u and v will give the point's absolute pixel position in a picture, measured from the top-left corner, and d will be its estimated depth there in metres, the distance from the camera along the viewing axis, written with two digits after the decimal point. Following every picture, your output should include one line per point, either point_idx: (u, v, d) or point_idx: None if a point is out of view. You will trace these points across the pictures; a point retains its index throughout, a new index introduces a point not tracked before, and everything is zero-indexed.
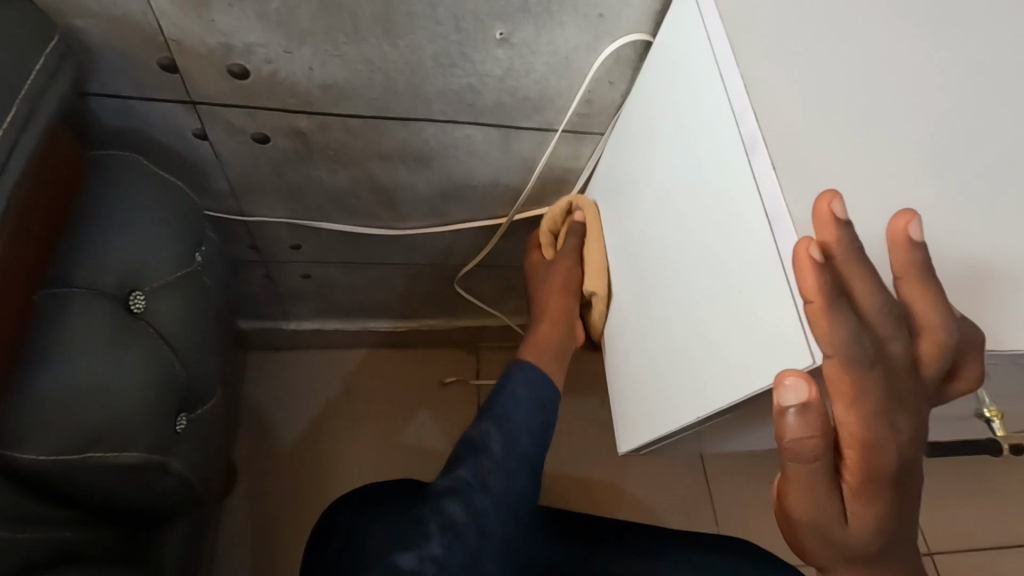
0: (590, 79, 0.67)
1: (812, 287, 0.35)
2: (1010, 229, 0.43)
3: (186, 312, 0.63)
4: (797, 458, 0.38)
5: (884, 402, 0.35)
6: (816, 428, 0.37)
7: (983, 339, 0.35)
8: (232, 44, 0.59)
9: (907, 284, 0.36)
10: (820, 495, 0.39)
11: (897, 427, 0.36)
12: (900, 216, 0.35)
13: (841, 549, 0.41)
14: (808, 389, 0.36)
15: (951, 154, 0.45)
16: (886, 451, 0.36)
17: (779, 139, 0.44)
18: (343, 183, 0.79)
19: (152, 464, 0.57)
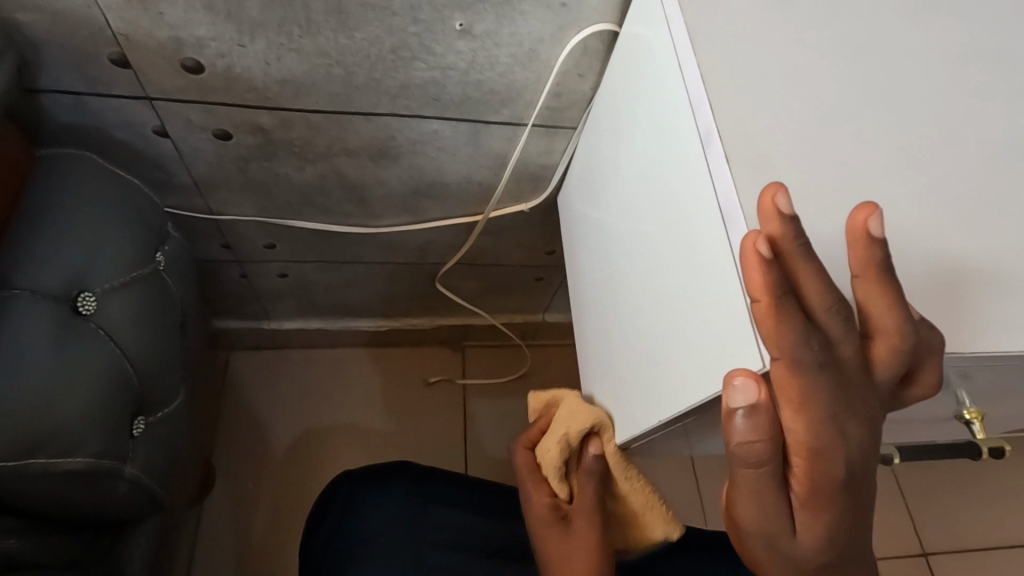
0: (557, 71, 0.65)
1: (758, 286, 0.33)
2: (978, 225, 0.42)
3: (141, 313, 0.61)
4: (745, 463, 0.36)
5: (834, 406, 0.34)
6: (769, 432, 0.35)
7: (942, 341, 0.33)
8: (182, 38, 0.57)
9: (864, 283, 0.33)
10: (768, 503, 0.37)
11: (846, 433, 0.34)
12: (860, 210, 0.32)
13: (790, 560, 0.39)
14: (758, 390, 0.35)
15: (912, 147, 0.43)
16: (833, 457, 0.35)
17: (735, 132, 0.42)
18: (311, 181, 0.78)
19: (101, 470, 0.56)
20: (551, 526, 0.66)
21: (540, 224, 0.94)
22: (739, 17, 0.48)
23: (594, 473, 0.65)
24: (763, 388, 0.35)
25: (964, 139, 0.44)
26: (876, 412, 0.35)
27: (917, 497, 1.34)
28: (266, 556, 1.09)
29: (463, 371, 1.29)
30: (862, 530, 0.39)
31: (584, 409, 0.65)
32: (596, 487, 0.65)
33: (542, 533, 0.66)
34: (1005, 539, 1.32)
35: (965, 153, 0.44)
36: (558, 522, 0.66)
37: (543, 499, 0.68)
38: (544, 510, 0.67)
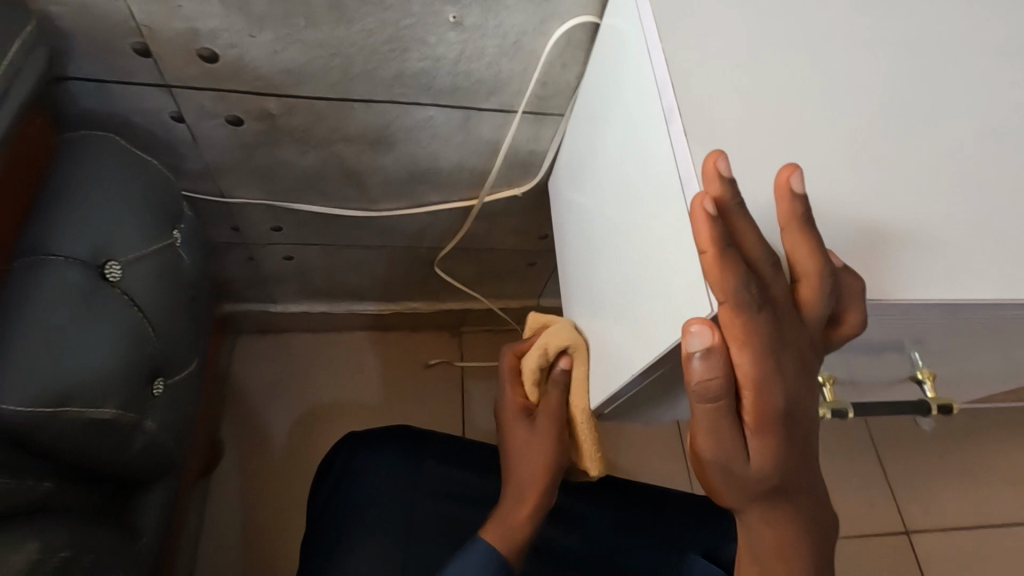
0: (543, 61, 0.70)
1: (705, 238, 0.38)
2: (905, 194, 0.47)
3: (160, 283, 0.67)
4: (703, 400, 0.41)
5: (772, 341, 0.39)
6: (723, 370, 0.39)
7: (856, 282, 0.40)
8: (197, 29, 0.62)
9: (790, 233, 0.40)
10: (724, 434, 0.41)
11: (782, 364, 0.40)
12: (784, 170, 0.39)
13: (745, 488, 0.43)
14: (712, 334, 0.39)
15: (850, 128, 0.49)
16: (774, 386, 0.40)
17: (694, 111, 0.48)
18: (315, 166, 0.83)
19: (124, 421, 0.62)
20: (515, 430, 0.72)
21: (532, 210, 0.99)
22: (702, 11, 0.53)
23: (561, 386, 0.71)
24: (717, 333, 0.39)
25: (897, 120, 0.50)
26: (806, 346, 0.41)
27: (900, 478, 1.39)
28: (271, 529, 1.15)
29: (461, 354, 1.34)
30: (806, 459, 0.44)
31: (562, 330, 0.70)
32: (559, 400, 0.71)
33: (510, 428, 0.73)
34: (986, 519, 1.37)
35: (901, 134, 0.49)
36: (523, 421, 0.72)
37: (516, 398, 0.75)
38: (513, 411, 0.74)
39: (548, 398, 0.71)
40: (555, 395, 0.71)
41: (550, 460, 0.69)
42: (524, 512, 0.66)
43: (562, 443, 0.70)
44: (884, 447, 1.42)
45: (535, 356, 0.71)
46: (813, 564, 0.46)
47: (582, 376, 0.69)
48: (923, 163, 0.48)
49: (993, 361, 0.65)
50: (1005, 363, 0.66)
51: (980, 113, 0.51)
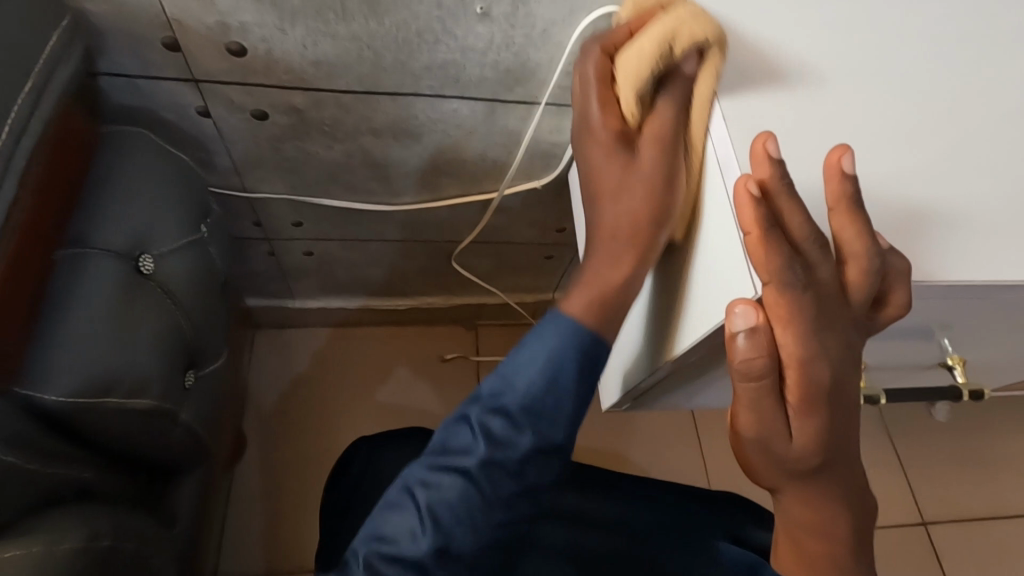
0: (569, 52, 0.70)
1: (749, 220, 0.39)
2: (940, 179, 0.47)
3: (191, 277, 0.67)
4: (745, 377, 0.42)
5: (816, 321, 0.40)
6: (767, 349, 0.40)
7: (904, 265, 0.40)
8: (228, 23, 0.63)
9: (838, 215, 0.40)
10: (766, 410, 0.43)
11: (825, 344, 0.41)
12: (836, 151, 0.39)
13: (784, 464, 0.44)
14: (756, 314, 0.40)
15: (884, 113, 0.49)
16: (818, 364, 0.41)
17: (730, 97, 0.48)
18: (339, 159, 0.83)
19: (162, 412, 0.62)
20: (609, 158, 0.54)
21: (551, 203, 1.00)
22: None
23: (673, 106, 0.53)
24: (761, 312, 0.40)
25: (932, 106, 0.50)
26: (849, 326, 0.42)
27: (914, 468, 1.42)
28: (293, 522, 1.15)
29: (477, 349, 1.34)
30: (846, 438, 0.45)
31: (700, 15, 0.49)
32: (672, 124, 0.52)
33: (596, 158, 0.55)
34: (999, 508, 1.39)
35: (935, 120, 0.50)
36: (622, 149, 0.54)
37: (608, 119, 0.54)
38: (605, 139, 0.54)
39: (655, 115, 0.53)
40: (663, 115, 0.52)
41: (653, 215, 0.52)
42: (613, 286, 0.54)
43: (671, 183, 0.52)
44: (898, 437, 1.44)
45: (649, 54, 0.49)
46: (852, 543, 0.47)
47: (709, 84, 0.50)
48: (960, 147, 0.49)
49: (1017, 348, 0.66)
50: None
51: (1016, 96, 0.51)
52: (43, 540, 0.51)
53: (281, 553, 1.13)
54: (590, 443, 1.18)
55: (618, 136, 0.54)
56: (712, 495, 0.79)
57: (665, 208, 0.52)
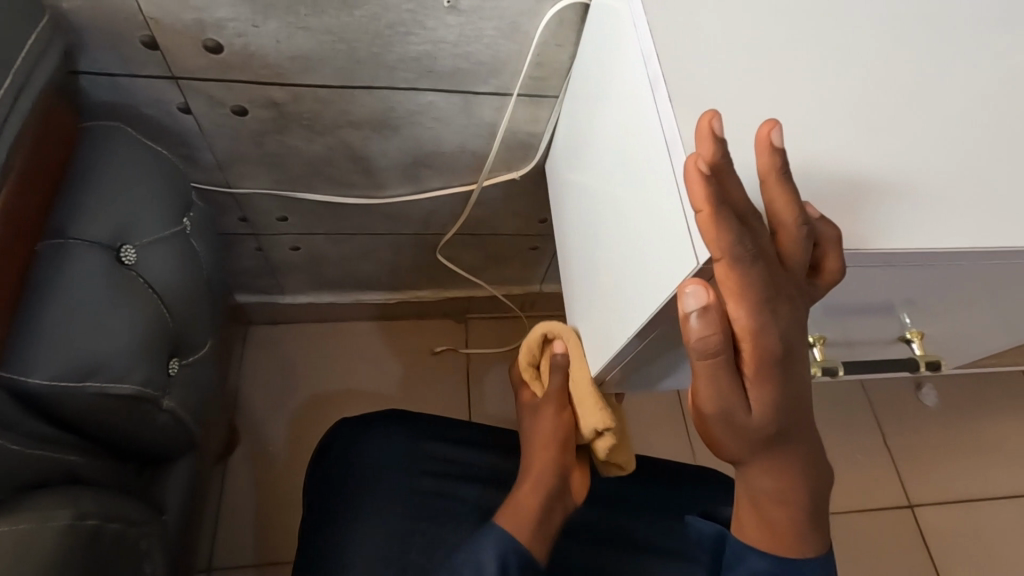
0: (537, 42, 0.71)
1: (699, 200, 0.40)
2: (868, 159, 0.51)
3: (173, 268, 0.69)
4: (703, 354, 0.44)
5: (763, 294, 0.42)
6: (720, 326, 0.42)
7: (835, 231, 0.43)
8: (204, 20, 0.65)
9: (773, 186, 0.42)
10: (723, 384, 0.45)
11: (775, 313, 0.43)
12: (766, 125, 0.41)
13: (744, 434, 0.46)
14: (707, 293, 0.42)
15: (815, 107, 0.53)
16: (769, 335, 0.43)
17: (677, 85, 0.51)
18: (321, 153, 0.85)
19: (147, 398, 0.64)
20: (529, 418, 0.77)
21: (531, 193, 1.02)
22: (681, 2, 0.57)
23: (562, 370, 0.75)
24: (710, 291, 0.42)
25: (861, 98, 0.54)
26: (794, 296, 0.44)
27: (903, 453, 1.43)
28: (286, 513, 1.17)
29: (466, 341, 1.36)
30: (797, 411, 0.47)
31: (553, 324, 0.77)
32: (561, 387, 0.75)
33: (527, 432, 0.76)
34: (988, 491, 1.41)
35: (866, 102, 0.54)
36: (534, 407, 0.77)
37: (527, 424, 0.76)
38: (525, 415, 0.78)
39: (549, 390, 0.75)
40: (553, 399, 0.74)
41: (551, 433, 0.72)
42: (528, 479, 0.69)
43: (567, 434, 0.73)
44: (886, 422, 1.46)
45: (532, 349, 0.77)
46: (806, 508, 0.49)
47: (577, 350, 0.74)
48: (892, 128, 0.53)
49: (980, 323, 0.68)
50: (993, 325, 0.69)
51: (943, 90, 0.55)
52: (31, 518, 0.53)
53: (274, 544, 1.15)
54: None
55: (532, 405, 0.78)
56: (689, 474, 0.81)
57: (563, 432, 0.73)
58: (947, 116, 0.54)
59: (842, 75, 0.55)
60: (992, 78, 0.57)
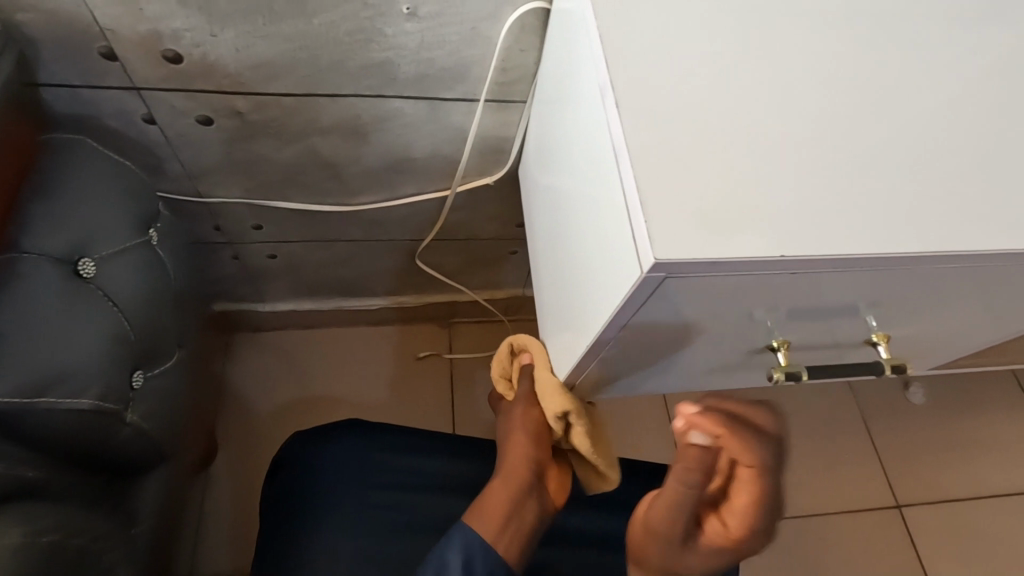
0: (499, 47, 0.71)
1: (727, 408, 0.58)
2: (828, 159, 0.50)
3: (135, 278, 0.69)
4: (683, 482, 0.59)
5: (750, 479, 0.59)
6: (702, 474, 0.59)
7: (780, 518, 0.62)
8: (160, 31, 0.64)
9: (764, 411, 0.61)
10: (677, 517, 0.61)
11: (747, 496, 0.60)
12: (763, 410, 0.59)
13: (666, 554, 0.63)
14: (710, 439, 0.58)
15: (776, 105, 0.51)
16: (739, 509, 0.61)
17: (627, 90, 0.50)
18: (290, 161, 0.85)
19: (106, 411, 0.64)
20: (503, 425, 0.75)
21: (507, 198, 1.01)
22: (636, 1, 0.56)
23: (529, 377, 0.75)
24: (714, 441, 0.58)
25: (819, 96, 0.52)
26: (778, 470, 0.60)
27: (891, 452, 1.43)
28: None
29: (450, 346, 1.36)
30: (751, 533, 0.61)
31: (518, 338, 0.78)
32: (529, 390, 0.74)
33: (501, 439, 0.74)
34: (977, 490, 1.40)
35: (824, 102, 0.52)
36: (506, 414, 0.75)
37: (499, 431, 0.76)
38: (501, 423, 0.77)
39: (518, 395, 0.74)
40: (520, 404, 0.73)
41: (520, 438, 0.71)
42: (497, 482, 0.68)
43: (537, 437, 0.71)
44: (875, 421, 1.45)
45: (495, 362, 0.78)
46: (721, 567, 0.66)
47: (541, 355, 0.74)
48: (852, 129, 0.51)
49: (949, 324, 0.67)
50: (964, 326, 0.68)
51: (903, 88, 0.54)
52: None
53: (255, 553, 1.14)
54: None
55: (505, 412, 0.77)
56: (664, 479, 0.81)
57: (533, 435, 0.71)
58: (908, 115, 0.53)
59: (801, 74, 0.53)
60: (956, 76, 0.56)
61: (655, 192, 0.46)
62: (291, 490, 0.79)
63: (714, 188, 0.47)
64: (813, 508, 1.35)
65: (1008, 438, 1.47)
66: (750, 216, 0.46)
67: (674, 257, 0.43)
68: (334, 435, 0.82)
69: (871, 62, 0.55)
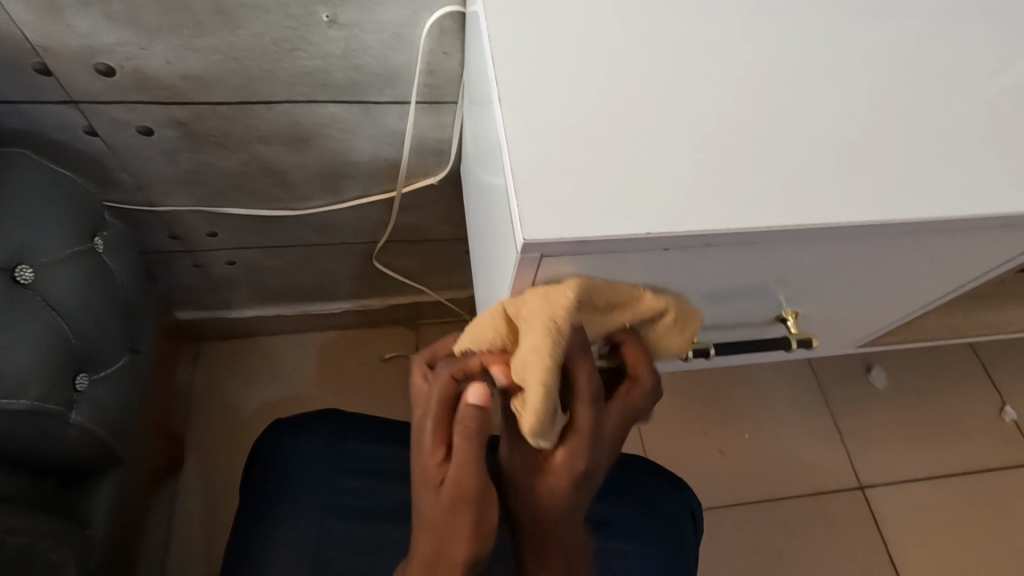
0: (421, 51, 0.74)
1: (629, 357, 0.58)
2: (706, 146, 0.53)
3: (79, 284, 0.72)
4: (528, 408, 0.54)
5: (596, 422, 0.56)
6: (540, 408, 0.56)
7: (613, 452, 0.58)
8: (91, 45, 0.67)
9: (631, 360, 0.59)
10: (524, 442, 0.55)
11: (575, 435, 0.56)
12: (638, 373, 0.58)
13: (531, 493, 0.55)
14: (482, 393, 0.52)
15: (658, 96, 0.54)
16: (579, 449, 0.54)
17: (515, 86, 0.53)
18: (235, 169, 0.88)
19: (45, 412, 0.66)
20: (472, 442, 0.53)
21: (455, 199, 1.03)
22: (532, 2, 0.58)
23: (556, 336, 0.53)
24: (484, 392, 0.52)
25: (702, 87, 0.55)
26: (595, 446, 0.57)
27: (854, 436, 1.45)
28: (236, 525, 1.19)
29: (417, 347, 1.38)
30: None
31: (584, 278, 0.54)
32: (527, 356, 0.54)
33: (423, 461, 0.53)
34: (938, 470, 1.43)
35: (707, 93, 0.55)
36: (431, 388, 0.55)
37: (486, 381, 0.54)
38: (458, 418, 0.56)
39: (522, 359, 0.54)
40: (466, 444, 0.51)
41: (464, 492, 0.51)
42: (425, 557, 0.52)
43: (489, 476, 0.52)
44: (837, 406, 1.48)
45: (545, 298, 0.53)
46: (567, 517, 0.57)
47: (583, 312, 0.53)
48: (730, 122, 0.54)
49: (858, 301, 0.70)
50: (876, 303, 0.71)
51: (783, 79, 0.57)
52: None
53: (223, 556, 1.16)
54: None
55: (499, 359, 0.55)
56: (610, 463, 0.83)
57: (485, 486, 0.51)
58: (787, 104, 0.56)
59: (686, 67, 0.56)
60: (838, 67, 0.59)
61: (531, 178, 0.49)
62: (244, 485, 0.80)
63: (593, 173, 0.50)
64: (776, 493, 1.37)
65: (970, 422, 1.49)
66: (624, 200, 0.49)
67: (547, 237, 0.46)
68: (304, 427, 0.82)
69: (757, 56, 0.58)
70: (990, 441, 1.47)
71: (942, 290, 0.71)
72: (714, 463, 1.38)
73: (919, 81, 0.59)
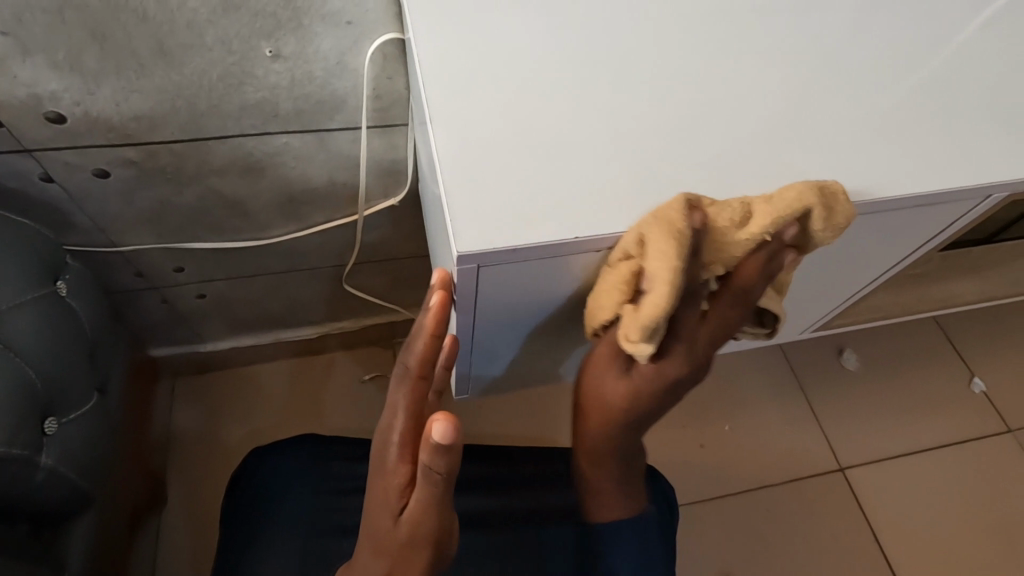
0: (366, 77, 0.77)
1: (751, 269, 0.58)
2: (626, 150, 0.56)
3: (43, 328, 0.73)
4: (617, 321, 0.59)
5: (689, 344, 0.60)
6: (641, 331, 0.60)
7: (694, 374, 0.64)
8: (38, 94, 0.69)
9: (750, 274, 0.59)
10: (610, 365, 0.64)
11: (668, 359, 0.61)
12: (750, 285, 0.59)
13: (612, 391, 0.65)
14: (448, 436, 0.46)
15: (580, 108, 0.57)
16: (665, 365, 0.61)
17: (443, 105, 0.56)
18: (194, 204, 0.89)
19: (13, 457, 0.66)
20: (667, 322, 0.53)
21: (416, 217, 1.05)
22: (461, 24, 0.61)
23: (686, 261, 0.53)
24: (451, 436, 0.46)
25: (623, 97, 0.59)
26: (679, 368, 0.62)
27: (829, 418, 1.48)
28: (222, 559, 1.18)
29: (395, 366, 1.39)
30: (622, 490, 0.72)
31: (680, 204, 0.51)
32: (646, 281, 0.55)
33: (383, 480, 0.52)
34: (912, 446, 1.46)
35: (628, 103, 0.58)
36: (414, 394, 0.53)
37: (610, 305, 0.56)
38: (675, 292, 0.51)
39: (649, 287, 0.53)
40: (425, 487, 0.48)
41: (421, 539, 0.50)
42: None
43: (448, 517, 0.51)
44: (811, 390, 1.51)
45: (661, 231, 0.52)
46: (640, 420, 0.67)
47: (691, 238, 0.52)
48: (649, 129, 0.57)
49: (800, 284, 0.72)
50: (817, 286, 0.74)
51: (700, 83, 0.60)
52: None
53: None
54: (508, 435, 1.27)
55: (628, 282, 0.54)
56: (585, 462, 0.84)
57: (442, 532, 0.51)
58: (704, 106, 0.59)
59: (607, 78, 0.59)
60: (751, 69, 0.62)
61: (461, 192, 0.52)
62: (236, 512, 0.82)
63: (520, 183, 0.53)
64: (758, 482, 1.39)
65: (940, 396, 1.53)
66: (551, 207, 0.52)
67: (479, 246, 0.50)
68: (277, 452, 0.83)
69: (677, 63, 0.61)
70: (961, 414, 1.51)
71: (878, 269, 0.74)
72: (695, 456, 1.40)
73: (828, 76, 0.63)
